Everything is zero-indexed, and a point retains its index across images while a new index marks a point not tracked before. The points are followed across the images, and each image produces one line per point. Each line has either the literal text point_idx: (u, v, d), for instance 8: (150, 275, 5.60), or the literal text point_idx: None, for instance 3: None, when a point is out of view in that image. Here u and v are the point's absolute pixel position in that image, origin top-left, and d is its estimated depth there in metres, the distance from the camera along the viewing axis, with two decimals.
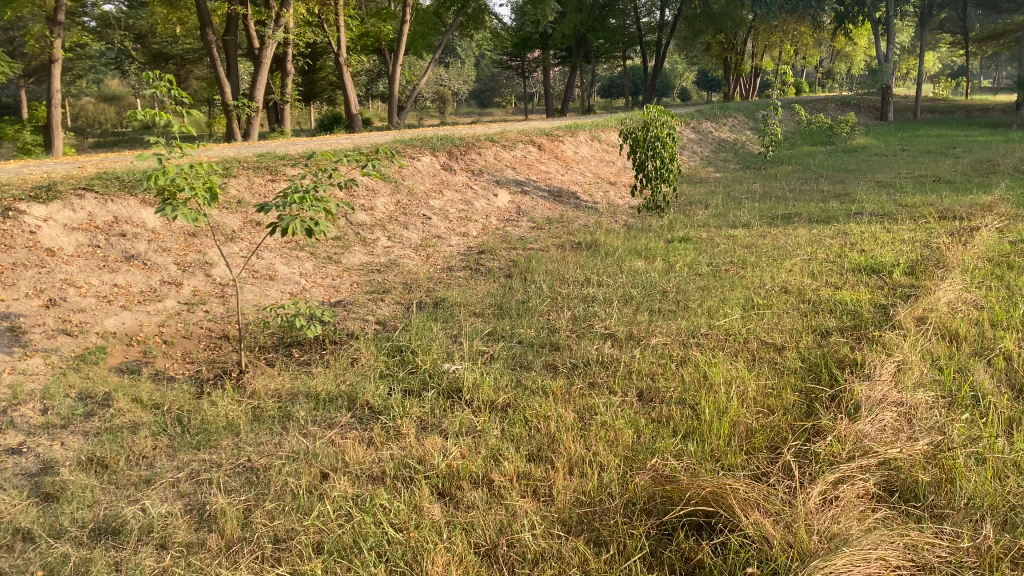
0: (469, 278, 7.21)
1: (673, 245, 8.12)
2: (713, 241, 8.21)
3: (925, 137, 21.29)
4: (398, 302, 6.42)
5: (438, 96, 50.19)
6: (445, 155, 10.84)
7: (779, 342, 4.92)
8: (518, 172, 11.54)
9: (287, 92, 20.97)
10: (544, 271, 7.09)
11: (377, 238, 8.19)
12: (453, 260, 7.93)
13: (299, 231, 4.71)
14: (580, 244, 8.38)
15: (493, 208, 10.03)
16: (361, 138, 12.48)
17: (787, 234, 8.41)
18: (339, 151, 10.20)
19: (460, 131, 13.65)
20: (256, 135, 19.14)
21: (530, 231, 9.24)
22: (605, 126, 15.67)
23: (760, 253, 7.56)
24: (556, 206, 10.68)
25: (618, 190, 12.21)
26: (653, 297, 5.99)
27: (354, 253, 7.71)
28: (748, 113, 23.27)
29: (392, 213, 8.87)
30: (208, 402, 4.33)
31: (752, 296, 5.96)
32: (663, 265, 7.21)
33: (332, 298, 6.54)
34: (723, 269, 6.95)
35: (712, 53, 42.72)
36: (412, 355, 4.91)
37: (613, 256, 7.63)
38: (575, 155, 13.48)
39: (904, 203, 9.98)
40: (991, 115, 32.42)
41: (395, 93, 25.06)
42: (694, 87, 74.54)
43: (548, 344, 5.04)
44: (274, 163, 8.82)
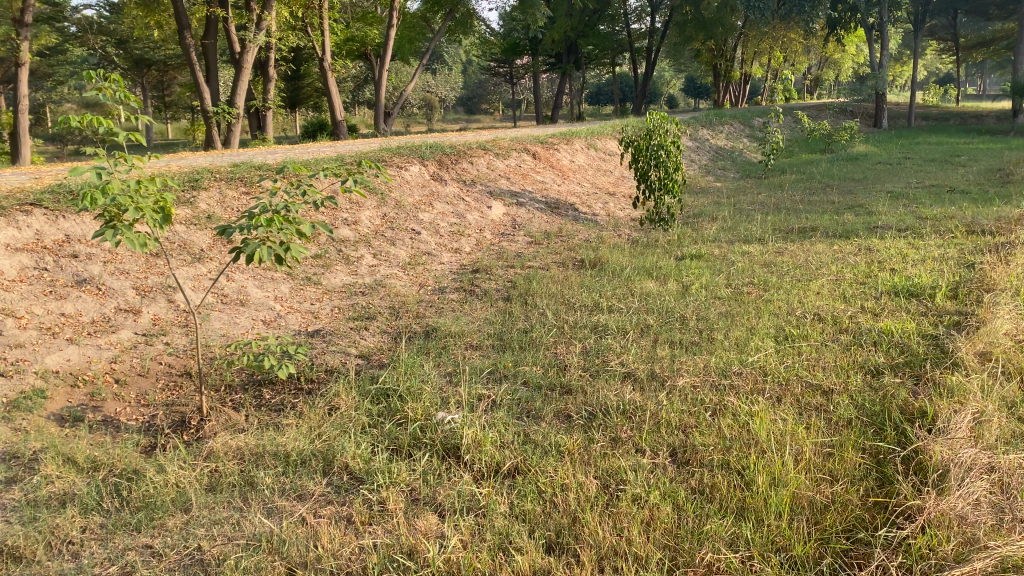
0: (463, 301, 6.53)
1: (684, 262, 7.47)
2: (728, 258, 7.57)
3: (925, 145, 20.80)
4: (385, 331, 5.72)
5: (425, 102, 49.53)
6: (434, 165, 10.16)
7: (825, 385, 4.27)
8: (513, 182, 10.88)
9: (270, 97, 20.25)
10: (547, 293, 6.43)
11: (361, 255, 7.48)
12: (446, 280, 7.25)
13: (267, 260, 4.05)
14: (584, 261, 7.73)
15: (487, 222, 9.36)
16: (346, 146, 11.79)
17: (806, 251, 7.79)
18: (321, 160, 9.51)
19: (450, 138, 12.98)
20: (236, 142, 18.42)
21: (528, 247, 8.57)
22: (601, 133, 15.04)
23: (781, 273, 6.93)
24: (554, 218, 10.03)
25: (617, 201, 11.57)
26: (671, 326, 5.33)
27: (336, 273, 7.01)
28: (744, 120, 22.73)
29: (378, 228, 8.18)
30: (155, 463, 3.62)
31: (783, 325, 5.32)
32: (677, 286, 6.56)
33: (310, 326, 5.84)
34: (743, 291, 6.31)
35: (702, 60, 42.34)
36: (401, 400, 4.22)
37: (620, 276, 6.97)
38: (571, 163, 12.84)
39: (923, 216, 9.40)
40: (986, 122, 32.04)
41: (382, 99, 24.39)
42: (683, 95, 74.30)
43: (557, 386, 4.36)
44: (249, 175, 8.12)
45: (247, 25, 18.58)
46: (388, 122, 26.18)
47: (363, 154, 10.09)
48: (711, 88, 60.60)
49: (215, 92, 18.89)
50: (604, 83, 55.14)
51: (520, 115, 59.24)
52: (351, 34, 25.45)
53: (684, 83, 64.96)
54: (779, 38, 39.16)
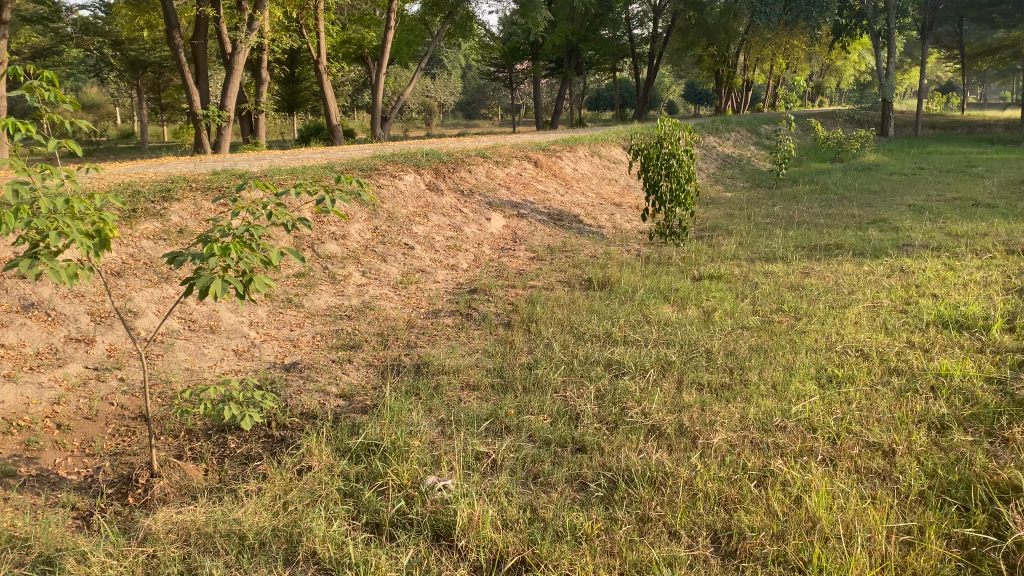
0: (459, 327, 5.87)
1: (701, 283, 6.83)
2: (750, 280, 6.92)
3: (936, 155, 20.20)
4: (371, 364, 5.07)
5: (423, 106, 48.95)
6: (430, 173, 9.52)
7: (884, 442, 3.63)
8: (514, 192, 10.23)
9: (262, 100, 19.59)
10: (554, 320, 5.79)
11: (348, 274, 6.83)
12: (441, 302, 6.59)
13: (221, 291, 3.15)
14: (592, 280, 7.08)
15: (486, 235, 8.70)
16: (335, 151, 11.15)
17: (834, 272, 7.15)
18: (308, 168, 8.86)
19: (447, 144, 12.34)
20: (226, 146, 17.78)
21: (531, 264, 7.91)
22: (605, 140, 14.41)
23: (810, 297, 6.29)
24: (558, 231, 9.39)
25: (624, 212, 10.92)
26: (697, 364, 4.69)
27: (321, 294, 6.36)
28: (751, 128, 22.12)
29: (368, 243, 7.52)
30: (80, 546, 2.96)
31: (823, 364, 4.68)
32: (698, 312, 5.92)
33: (287, 358, 5.18)
34: (772, 321, 5.66)
35: (704, 66, 41.78)
36: (385, 460, 3.57)
37: (633, 300, 6.33)
38: (574, 171, 12.19)
39: (954, 233, 8.76)
40: (993, 131, 31.46)
41: (378, 103, 23.72)
42: (682, 101, 73.76)
43: (570, 443, 3.71)
44: (229, 184, 7.49)
45: (238, 26, 17.95)
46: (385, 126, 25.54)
47: (355, 162, 9.45)
48: (712, 94, 60.10)
49: (205, 95, 18.24)
50: (604, 88, 54.58)
51: (519, 120, 58.65)
52: (348, 36, 24.82)
53: (684, 89, 64.48)
54: (783, 45, 38.60)
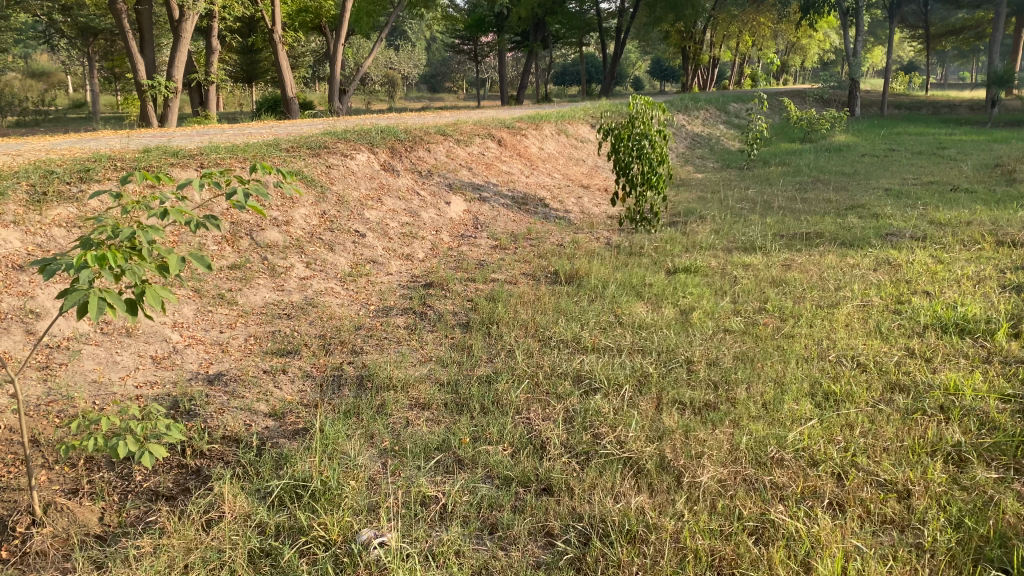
0: (412, 328, 5.28)
1: (677, 277, 6.31)
2: (730, 274, 6.42)
3: (906, 136, 19.89)
4: (309, 374, 4.47)
5: (387, 79, 48.07)
6: (385, 152, 8.86)
7: (896, 480, 3.13)
8: (475, 173, 9.61)
9: (213, 70, 18.57)
10: (517, 321, 5.23)
11: (290, 265, 6.18)
12: (393, 297, 5.99)
13: (96, 314, 2.47)
14: (560, 273, 6.53)
15: (445, 221, 8.09)
16: (284, 127, 10.41)
17: (818, 265, 6.67)
18: (251, 145, 8.17)
19: (405, 121, 11.66)
20: (173, 119, 16.83)
21: (493, 253, 7.33)
22: (572, 118, 13.82)
23: (795, 295, 5.79)
24: (522, 216, 8.81)
25: (593, 195, 10.37)
26: (678, 378, 4.16)
27: (258, 289, 5.72)
28: (720, 106, 21.65)
29: (314, 230, 6.88)
30: None
31: (817, 378, 4.18)
32: (674, 312, 5.40)
33: (213, 368, 4.55)
34: (756, 323, 5.16)
35: (671, 43, 41.23)
36: (313, 508, 2.99)
37: (604, 297, 5.79)
38: (540, 151, 11.59)
39: (937, 221, 8.35)
40: (958, 112, 31.42)
41: (336, 76, 22.77)
42: (647, 77, 73.18)
43: (533, 483, 3.16)
44: (158, 163, 6.76)
45: None
46: (344, 99, 24.63)
47: (302, 138, 8.76)
48: (678, 71, 59.74)
49: (152, 65, 17.19)
50: (569, 63, 53.89)
51: (484, 94, 57.80)
52: (304, 5, 23.79)
53: (650, 65, 64.03)
54: (750, 22, 38.18)
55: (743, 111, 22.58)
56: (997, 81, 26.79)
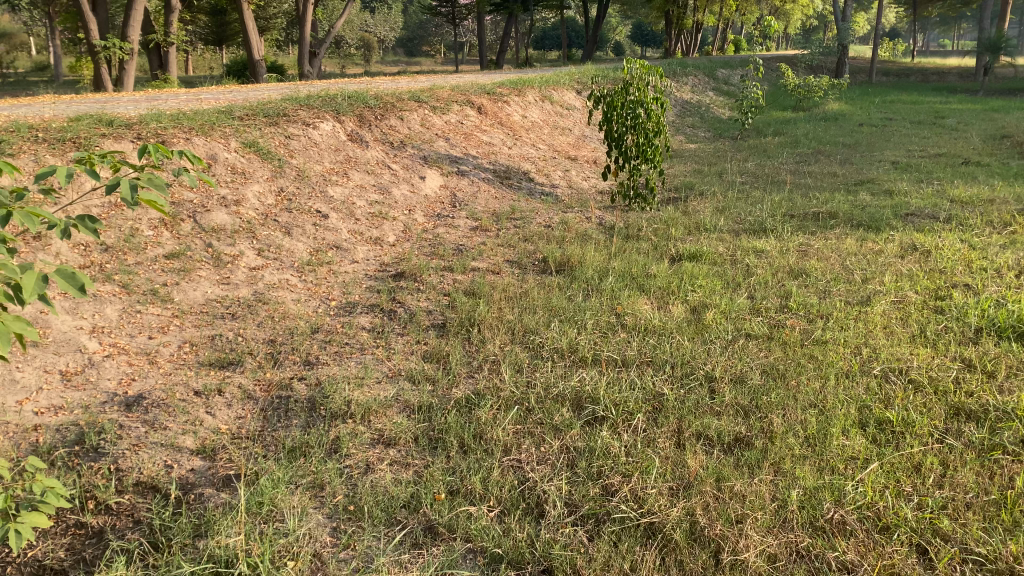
0: (378, 332, 4.51)
1: (681, 266, 5.58)
2: (742, 262, 5.70)
3: (900, 104, 19.19)
4: (252, 395, 3.70)
5: (362, 42, 46.66)
6: (353, 121, 8.01)
7: (996, 555, 2.41)
8: (453, 144, 8.77)
9: (173, 31, 17.33)
10: (503, 324, 4.48)
11: (238, 254, 5.37)
12: (358, 292, 5.22)
13: None
14: (549, 261, 5.78)
15: (419, 198, 7.28)
16: (242, 93, 9.49)
17: (837, 252, 5.96)
18: (202, 112, 7.29)
19: (375, 86, 10.75)
20: (129, 83, 15.70)
21: (473, 236, 6.55)
22: (557, 84, 12.94)
23: (818, 289, 5.08)
24: (504, 193, 8.01)
25: (580, 169, 9.58)
26: (697, 402, 3.44)
27: (200, 284, 4.92)
28: (708, 72, 20.79)
29: (269, 212, 6.05)
30: None
31: (865, 401, 3.47)
32: (684, 311, 4.67)
33: (135, 388, 3.76)
34: (780, 326, 4.44)
35: (653, 7, 39.96)
36: None
37: (603, 292, 5.05)
38: (523, 119, 10.75)
39: (957, 199, 7.66)
40: (946, 80, 30.79)
41: (307, 38, 21.48)
42: (628, 41, 71.81)
43: (528, 565, 2.43)
44: (87, 134, 5.87)
45: None
46: (315, 62, 23.46)
47: (260, 105, 7.88)
48: (660, 36, 58.62)
49: (105, 24, 15.93)
50: (549, 27, 52.55)
51: (461, 58, 56.48)
52: None
53: (631, 29, 62.81)
54: None
55: (732, 78, 21.74)
56: (987, 47, 26.08)
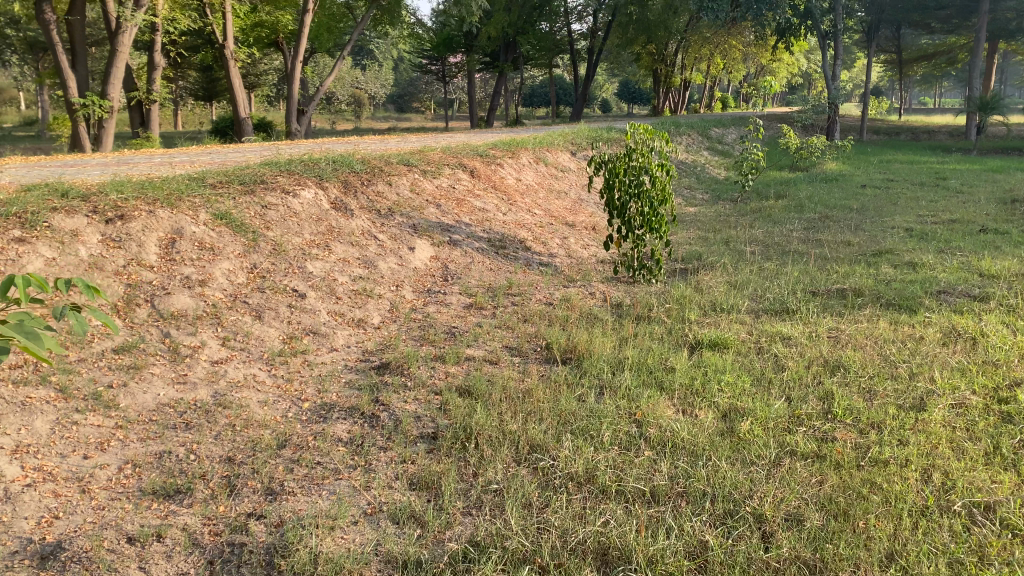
0: (357, 445, 3.84)
1: (703, 356, 4.95)
2: (770, 352, 5.08)
3: (897, 164, 18.87)
4: (199, 542, 3.00)
5: (352, 98, 46.82)
6: (337, 187, 7.44)
7: None
8: (445, 210, 8.19)
9: (155, 88, 16.90)
10: (505, 436, 3.82)
11: (199, 344, 4.71)
12: (336, 390, 4.56)
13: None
14: (554, 349, 5.14)
15: (407, 271, 6.66)
16: (221, 156, 8.94)
17: (872, 338, 5.35)
18: (171, 179, 6.70)
19: (362, 148, 10.22)
20: (108, 141, 15.17)
21: (467, 317, 5.91)
22: (551, 145, 12.47)
23: (863, 388, 4.45)
24: (500, 263, 7.41)
25: (579, 236, 9.02)
26: (749, 556, 2.78)
27: (152, 384, 4.25)
28: (702, 130, 20.50)
29: (239, 292, 5.41)
30: None
31: (955, 554, 2.81)
32: (715, 419, 4.02)
33: (56, 531, 3.06)
34: (829, 439, 3.79)
35: (642, 65, 40.13)
36: None
37: (618, 392, 4.41)
38: (517, 182, 10.22)
39: (989, 274, 7.08)
40: (937, 138, 30.78)
41: (295, 95, 21.07)
42: (615, 99, 72.48)
43: None
44: (35, 206, 5.24)
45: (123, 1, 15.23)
46: (304, 120, 23.05)
47: (236, 171, 7.29)
48: (647, 92, 59.15)
49: (84, 79, 15.45)
50: (538, 85, 52.86)
51: (451, 114, 56.78)
52: (260, 20, 21.97)
53: (619, 87, 63.39)
54: (721, 45, 37.44)
55: (726, 137, 21.45)
56: (979, 107, 25.94)
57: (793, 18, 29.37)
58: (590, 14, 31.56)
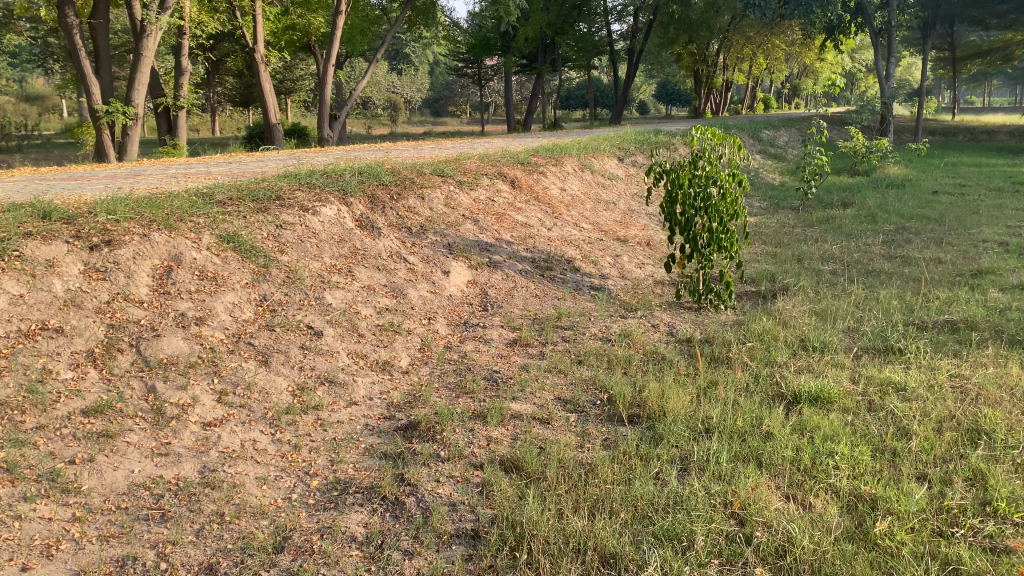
0: (375, 549, 2.97)
1: (804, 415, 4.02)
2: (886, 409, 4.12)
3: (965, 168, 17.59)
4: None
5: (388, 102, 46.41)
6: (362, 202, 6.61)
7: None
8: (484, 227, 7.32)
9: (183, 94, 16.31)
10: (566, 541, 2.94)
11: (190, 401, 3.89)
12: (354, 459, 3.70)
13: None
14: (618, 405, 4.22)
15: (441, 300, 5.80)
16: (239, 166, 8.18)
17: (1010, 390, 4.34)
18: (175, 196, 5.91)
19: (393, 156, 9.40)
20: (132, 149, 14.61)
21: (510, 357, 5.03)
22: (597, 150, 11.55)
23: (1020, 466, 3.47)
24: (546, 288, 6.53)
25: (633, 253, 8.09)
26: None
27: (126, 457, 3.43)
28: (752, 133, 19.40)
29: (244, 331, 4.58)
30: None
31: None
32: (840, 517, 3.07)
33: None
34: (1001, 551, 2.83)
35: (683, 65, 38.96)
36: None
37: (705, 470, 3.49)
38: (561, 193, 9.32)
39: None
40: (999, 139, 29.22)
41: (327, 100, 20.38)
42: (653, 100, 71.30)
43: None
44: (6, 229, 4.45)
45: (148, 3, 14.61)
46: (336, 126, 22.38)
47: (250, 185, 6.50)
48: (687, 94, 57.91)
49: (108, 85, 14.88)
50: (575, 87, 51.96)
51: (487, 118, 56.10)
52: (291, 23, 21.33)
53: (658, 88, 62.16)
54: (764, 43, 36.14)
55: (778, 140, 20.32)
56: None
57: (843, 14, 27.98)
58: (631, 15, 30.47)
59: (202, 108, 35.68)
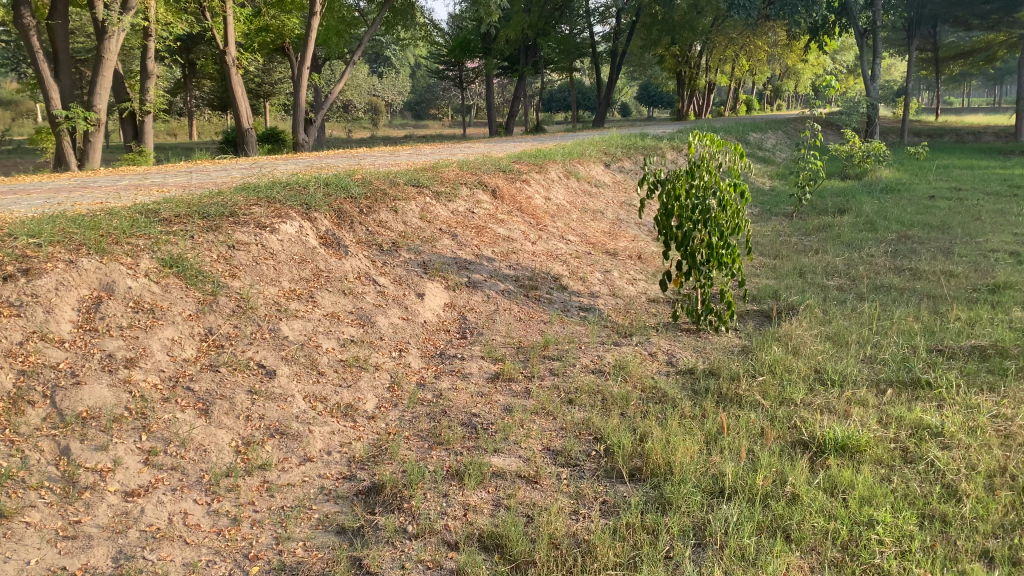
0: None
1: (833, 470, 3.46)
2: (926, 461, 3.56)
3: (957, 170, 17.18)
4: None
5: (368, 106, 45.75)
6: (328, 217, 6.00)
7: None
8: (463, 242, 6.72)
9: (149, 99, 15.62)
10: None
11: (110, 466, 3.27)
12: (303, 536, 3.08)
13: None
14: (617, 459, 3.63)
15: (414, 328, 5.20)
16: (196, 177, 7.54)
17: None
18: (114, 213, 5.27)
19: (366, 164, 8.79)
20: (94, 156, 13.90)
21: (492, 396, 4.43)
22: (582, 156, 11.00)
23: None
24: (531, 310, 5.94)
25: (624, 267, 7.53)
26: None
27: (22, 544, 2.82)
28: (739, 135, 18.93)
29: (183, 373, 3.96)
30: None
31: None
32: None
33: None
34: None
35: (666, 67, 38.55)
36: None
37: (724, 548, 2.91)
38: (546, 202, 8.75)
39: None
40: (984, 140, 29.00)
41: (301, 103, 19.70)
42: (635, 102, 71.07)
43: None
44: None
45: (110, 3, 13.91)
46: (312, 131, 21.71)
47: (201, 199, 5.86)
48: (669, 96, 57.67)
49: (68, 90, 14.18)
50: (556, 89, 51.53)
51: (468, 120, 55.57)
52: (264, 24, 20.63)
53: (640, 90, 61.88)
54: (748, 44, 35.84)
55: (765, 143, 19.87)
56: None
57: (828, 14, 27.61)
58: (613, 16, 29.98)
59: (178, 112, 34.87)
